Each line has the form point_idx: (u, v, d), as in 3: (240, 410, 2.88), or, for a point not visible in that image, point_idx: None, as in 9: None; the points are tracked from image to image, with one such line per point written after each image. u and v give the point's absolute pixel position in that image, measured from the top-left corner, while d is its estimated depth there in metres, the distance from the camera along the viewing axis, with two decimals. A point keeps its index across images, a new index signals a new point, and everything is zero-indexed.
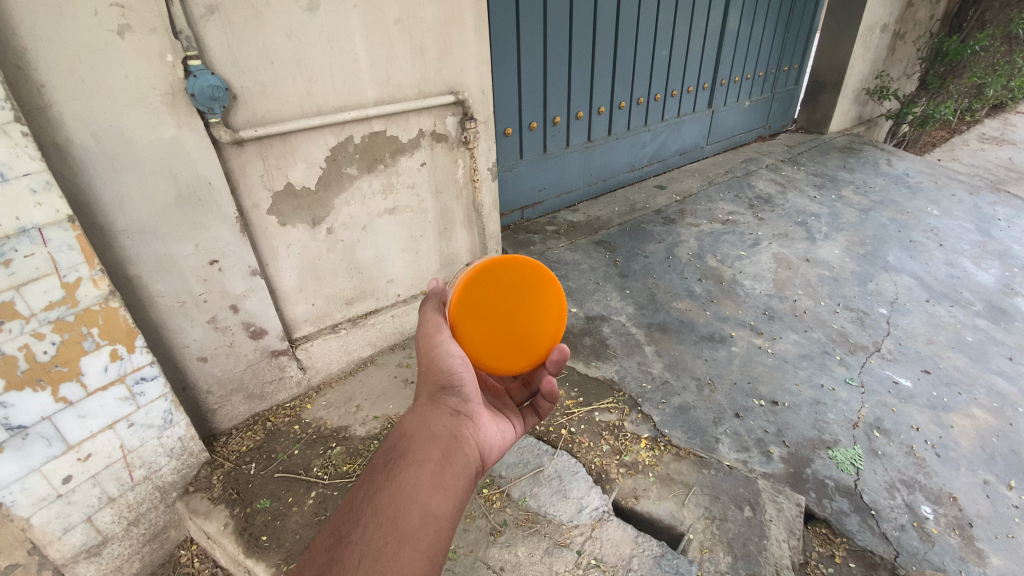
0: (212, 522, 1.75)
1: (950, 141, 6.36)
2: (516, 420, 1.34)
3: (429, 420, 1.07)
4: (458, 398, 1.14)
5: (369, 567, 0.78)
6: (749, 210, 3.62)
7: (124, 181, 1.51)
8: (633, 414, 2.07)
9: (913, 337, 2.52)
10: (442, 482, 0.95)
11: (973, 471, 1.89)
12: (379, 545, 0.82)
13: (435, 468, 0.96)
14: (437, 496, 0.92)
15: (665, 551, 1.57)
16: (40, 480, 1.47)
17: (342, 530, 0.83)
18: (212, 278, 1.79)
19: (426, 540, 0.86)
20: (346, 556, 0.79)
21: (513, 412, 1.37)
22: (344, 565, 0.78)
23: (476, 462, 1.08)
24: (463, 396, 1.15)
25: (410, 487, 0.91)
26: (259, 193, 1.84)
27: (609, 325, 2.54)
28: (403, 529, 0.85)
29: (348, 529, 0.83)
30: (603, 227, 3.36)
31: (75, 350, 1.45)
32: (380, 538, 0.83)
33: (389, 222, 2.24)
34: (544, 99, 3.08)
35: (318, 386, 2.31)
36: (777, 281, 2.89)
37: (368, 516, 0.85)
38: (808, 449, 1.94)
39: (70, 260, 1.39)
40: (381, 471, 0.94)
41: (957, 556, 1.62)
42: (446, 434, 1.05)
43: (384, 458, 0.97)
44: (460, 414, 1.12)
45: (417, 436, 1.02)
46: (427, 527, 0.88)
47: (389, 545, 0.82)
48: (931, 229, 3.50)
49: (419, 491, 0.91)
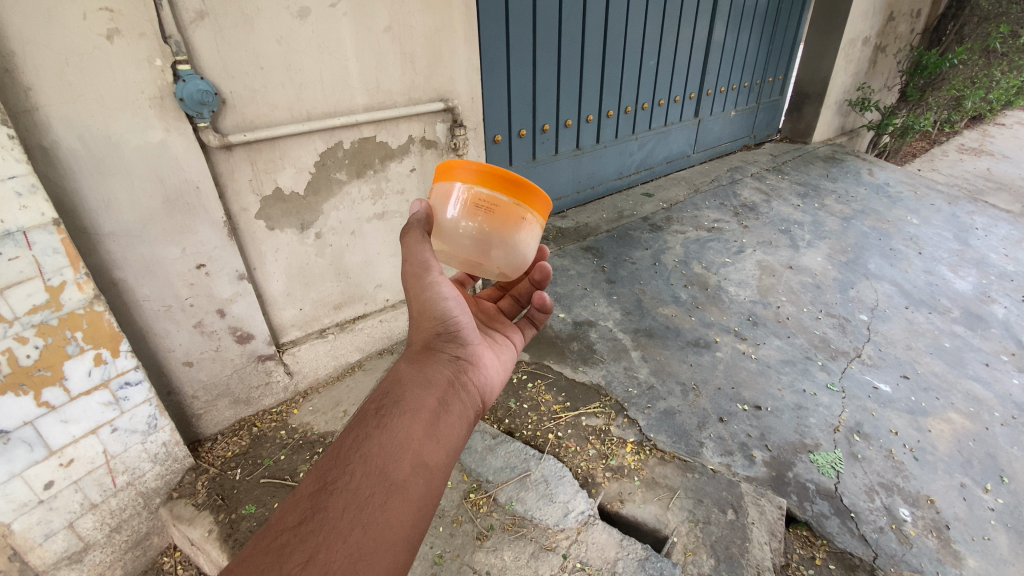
0: (196, 528, 1.74)
1: (930, 152, 6.53)
2: (514, 333, 1.54)
3: (423, 372, 1.14)
4: (455, 344, 1.24)
5: (355, 515, 0.85)
6: (734, 217, 3.68)
7: (111, 185, 1.51)
8: (619, 418, 2.09)
9: (893, 343, 2.58)
10: (435, 433, 1.03)
11: (950, 474, 1.94)
12: (365, 494, 0.89)
13: (429, 419, 1.04)
14: (430, 448, 1.00)
15: (650, 554, 1.59)
16: (21, 486, 1.45)
17: (329, 477, 0.90)
18: (198, 282, 1.79)
19: (414, 490, 0.93)
20: (330, 505, 0.86)
21: (513, 327, 1.56)
22: (328, 514, 0.84)
23: (475, 405, 1.20)
24: (460, 342, 1.25)
25: (401, 438, 0.98)
26: (248, 198, 1.84)
27: (596, 331, 2.57)
28: (391, 477, 0.92)
29: (334, 476, 0.90)
30: (591, 233, 3.40)
31: (58, 354, 1.44)
32: (368, 488, 0.89)
33: (378, 227, 2.25)
34: (533, 107, 3.12)
35: (305, 390, 2.30)
36: (761, 288, 2.94)
37: (357, 464, 0.92)
38: (790, 453, 1.98)
39: (54, 263, 1.39)
40: (373, 418, 1.01)
41: (934, 557, 1.65)
42: (443, 382, 1.14)
43: (376, 406, 1.04)
44: (457, 360, 1.22)
45: (413, 386, 1.10)
46: (417, 476, 0.95)
47: (377, 492, 0.89)
48: (911, 237, 3.58)
49: (411, 440, 0.99)
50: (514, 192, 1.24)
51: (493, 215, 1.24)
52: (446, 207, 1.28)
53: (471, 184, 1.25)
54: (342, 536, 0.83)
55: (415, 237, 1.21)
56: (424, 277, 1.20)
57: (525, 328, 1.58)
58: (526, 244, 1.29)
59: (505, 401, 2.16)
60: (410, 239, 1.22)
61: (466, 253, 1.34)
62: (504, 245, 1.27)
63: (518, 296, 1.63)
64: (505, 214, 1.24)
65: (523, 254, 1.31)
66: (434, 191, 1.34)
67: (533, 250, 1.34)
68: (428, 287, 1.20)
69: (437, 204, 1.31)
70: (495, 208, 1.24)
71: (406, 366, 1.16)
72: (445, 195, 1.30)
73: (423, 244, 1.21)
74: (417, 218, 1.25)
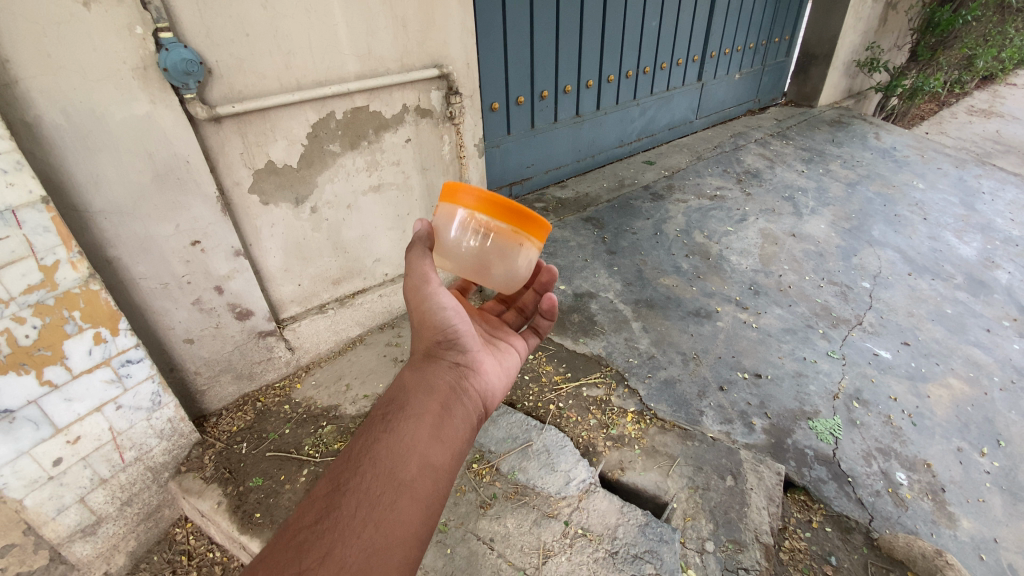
0: (205, 500, 1.77)
1: (938, 114, 6.37)
2: (517, 342, 1.51)
3: (427, 377, 1.14)
4: (456, 351, 1.23)
5: (367, 514, 0.87)
6: (737, 184, 3.62)
7: (99, 161, 1.48)
8: (620, 388, 2.10)
9: (894, 310, 2.56)
10: (441, 435, 1.03)
11: (947, 438, 1.96)
12: (376, 494, 0.90)
13: (433, 422, 1.04)
14: (437, 449, 1.00)
15: (650, 520, 1.62)
16: (30, 463, 1.47)
17: (341, 478, 0.91)
18: (194, 259, 1.77)
19: (422, 488, 0.94)
20: (344, 504, 0.87)
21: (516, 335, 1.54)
22: (342, 512, 0.86)
23: (478, 410, 1.19)
24: (461, 348, 1.24)
25: (408, 440, 0.98)
26: (240, 171, 1.80)
27: (597, 302, 2.55)
28: (399, 478, 0.92)
29: (346, 478, 0.91)
30: (591, 204, 3.35)
31: (57, 333, 1.44)
32: (378, 488, 0.90)
33: (374, 200, 2.21)
34: (532, 72, 3.02)
35: (307, 365, 2.31)
36: (763, 257, 2.91)
37: (367, 466, 0.93)
38: (789, 420, 1.99)
39: (46, 242, 1.37)
40: (380, 422, 1.02)
41: (929, 519, 1.69)
42: (445, 388, 1.13)
43: (383, 410, 1.05)
44: (458, 366, 1.20)
45: (416, 391, 1.09)
46: (424, 476, 0.96)
47: (387, 492, 0.90)
48: (916, 203, 3.53)
49: (417, 442, 0.99)
50: (518, 219, 1.24)
51: (496, 241, 1.27)
52: (450, 226, 1.29)
53: (478, 208, 1.24)
54: (356, 534, 0.84)
55: (418, 254, 1.22)
56: (423, 289, 1.20)
57: (529, 337, 1.55)
58: (524, 267, 1.32)
59: None
60: (413, 255, 1.23)
61: (466, 267, 1.35)
62: (504, 263, 1.30)
63: (523, 307, 1.61)
64: (505, 241, 1.26)
65: (521, 274, 1.34)
66: (439, 206, 1.32)
67: (531, 268, 1.35)
68: (429, 298, 1.20)
69: (440, 222, 1.31)
70: (496, 235, 1.26)
71: (411, 372, 1.16)
72: (448, 216, 1.29)
73: (425, 261, 1.22)
74: (420, 236, 1.25)
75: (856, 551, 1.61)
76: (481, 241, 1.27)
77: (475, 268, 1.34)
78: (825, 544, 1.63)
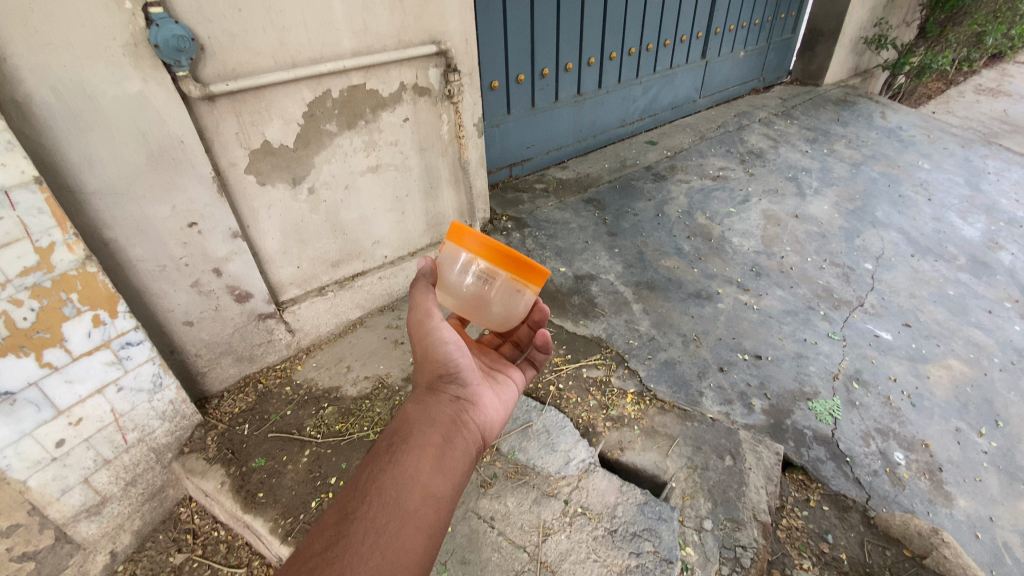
0: (209, 480, 1.79)
1: (945, 93, 6.26)
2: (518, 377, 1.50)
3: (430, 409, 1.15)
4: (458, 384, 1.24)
5: (374, 543, 0.87)
6: (740, 165, 3.57)
7: (92, 141, 1.45)
8: (619, 369, 2.10)
9: (896, 291, 2.55)
10: (444, 466, 1.04)
11: (946, 419, 1.97)
12: (382, 523, 0.90)
13: (437, 452, 1.05)
14: (440, 480, 1.01)
15: (649, 498, 1.63)
16: (33, 444, 1.48)
17: (349, 506, 0.92)
18: (192, 241, 1.75)
19: (426, 519, 0.94)
20: (352, 532, 0.87)
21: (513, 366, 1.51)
22: (350, 540, 0.86)
23: (479, 443, 1.19)
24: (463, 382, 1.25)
25: (413, 470, 0.99)
26: (235, 152, 1.77)
27: (597, 284, 2.54)
28: (404, 508, 0.93)
29: (353, 506, 0.91)
30: (592, 185, 3.31)
31: (55, 316, 1.43)
32: (384, 516, 0.91)
33: (372, 181, 2.18)
34: (532, 49, 2.96)
35: (308, 347, 2.31)
36: (766, 238, 2.89)
37: (374, 495, 0.94)
38: (789, 401, 2.00)
39: (41, 224, 1.35)
40: (386, 452, 1.02)
41: (926, 498, 1.71)
42: (446, 420, 1.13)
43: (388, 441, 1.06)
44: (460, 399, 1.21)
45: (419, 423, 1.10)
46: (428, 506, 0.96)
47: (393, 522, 0.91)
48: (921, 183, 3.49)
49: (421, 473, 0.99)
50: (520, 268, 1.25)
51: (497, 287, 1.29)
52: (455, 265, 1.31)
53: (483, 253, 1.26)
54: (364, 561, 0.84)
55: (423, 289, 1.26)
56: (427, 322, 1.24)
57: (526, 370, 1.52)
58: (523, 309, 1.34)
59: None
60: (418, 290, 1.27)
61: (466, 305, 1.38)
62: (503, 303, 1.32)
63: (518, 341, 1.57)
64: (506, 288, 1.29)
65: (519, 315, 1.36)
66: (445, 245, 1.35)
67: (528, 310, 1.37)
68: (432, 332, 1.24)
69: (445, 261, 1.34)
70: (498, 282, 1.28)
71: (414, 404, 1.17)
72: (453, 256, 1.33)
73: (429, 297, 1.26)
74: (424, 273, 1.28)
75: (853, 529, 1.64)
76: (482, 286, 1.30)
77: (475, 306, 1.36)
78: (822, 522, 1.65)
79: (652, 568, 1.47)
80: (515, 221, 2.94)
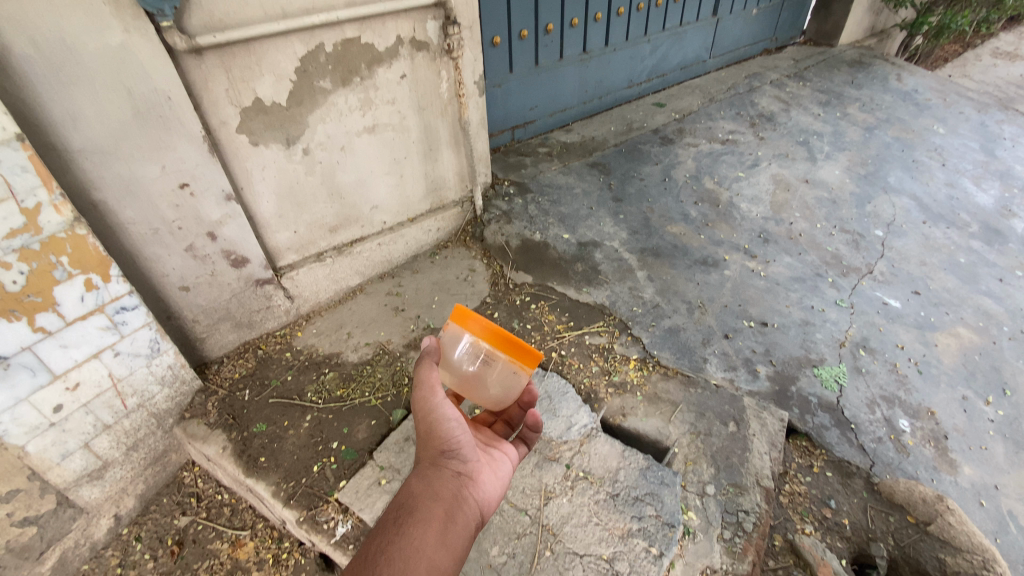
0: (211, 445, 1.80)
1: (962, 56, 6.04)
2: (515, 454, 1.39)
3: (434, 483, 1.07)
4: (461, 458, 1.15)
5: None
6: (750, 128, 3.46)
7: (75, 97, 1.38)
8: (623, 336, 2.08)
9: (906, 259, 2.50)
10: (449, 541, 0.95)
11: (953, 387, 1.95)
12: None
13: (442, 526, 0.97)
14: (446, 555, 0.92)
15: (651, 463, 1.63)
16: (30, 409, 1.46)
17: None
18: (184, 203, 1.70)
19: None
20: None
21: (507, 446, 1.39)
22: None
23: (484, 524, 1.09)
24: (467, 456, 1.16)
25: (419, 545, 0.91)
26: (226, 109, 1.70)
27: (601, 251, 2.49)
28: None
29: None
30: (597, 148, 3.22)
31: (46, 280, 1.39)
32: None
33: (369, 142, 2.10)
34: (535, 4, 2.82)
35: (307, 314, 2.28)
36: (774, 203, 2.82)
37: (380, 569, 0.85)
38: (794, 367, 1.98)
39: (26, 183, 1.30)
40: (390, 527, 0.94)
41: (930, 465, 1.70)
42: (450, 495, 1.05)
43: (392, 515, 0.97)
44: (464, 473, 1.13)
45: (423, 496, 1.02)
46: None
47: None
48: (935, 148, 3.39)
49: (428, 548, 0.91)
50: (520, 358, 1.22)
51: (497, 369, 1.27)
52: (457, 348, 1.28)
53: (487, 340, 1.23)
54: None
55: (427, 368, 1.23)
56: (430, 397, 1.18)
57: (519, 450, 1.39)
58: (521, 393, 1.31)
59: (509, 323, 2.15)
60: (422, 368, 1.23)
61: (465, 383, 1.34)
62: (502, 386, 1.29)
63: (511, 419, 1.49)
64: (505, 370, 1.26)
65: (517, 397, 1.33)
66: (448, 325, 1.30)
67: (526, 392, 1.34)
68: (435, 407, 1.17)
69: (447, 341, 1.30)
70: (498, 365, 1.26)
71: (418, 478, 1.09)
72: (455, 338, 1.29)
73: (433, 376, 1.22)
74: (428, 353, 1.25)
75: (855, 495, 1.65)
76: (482, 366, 1.28)
77: (474, 385, 1.32)
78: (825, 488, 1.66)
79: (654, 531, 1.48)
80: (517, 186, 2.87)
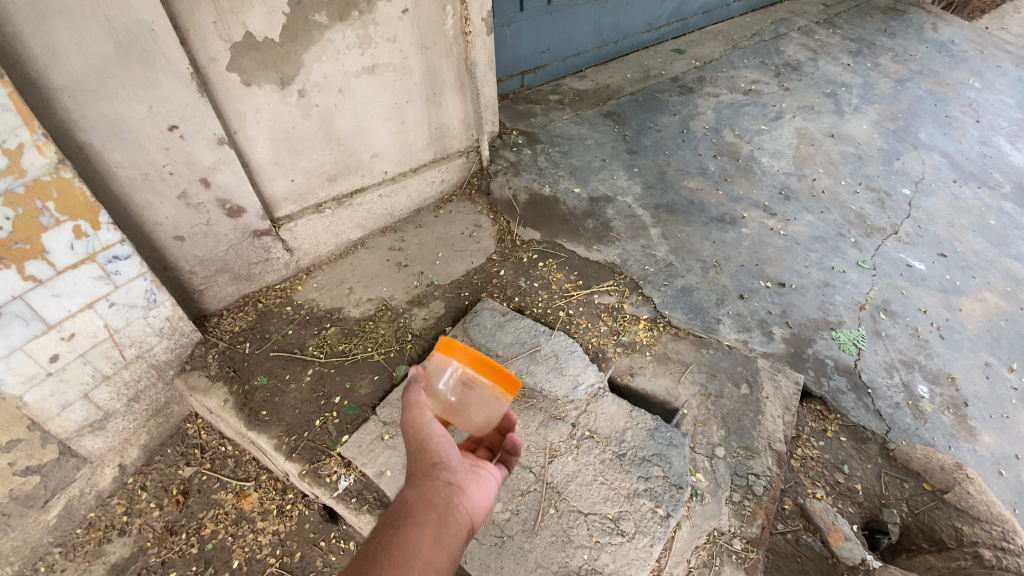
0: (212, 398, 1.77)
1: (1001, 6, 5.64)
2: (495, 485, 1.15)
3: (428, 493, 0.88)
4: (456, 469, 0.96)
5: None
6: (774, 78, 3.26)
7: (53, 28, 1.26)
8: (633, 296, 2.01)
9: (933, 219, 2.38)
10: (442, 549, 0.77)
11: (976, 353, 1.89)
12: None
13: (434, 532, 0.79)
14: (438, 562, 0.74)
15: (659, 424, 1.59)
16: (25, 359, 1.43)
17: None
18: (174, 147, 1.60)
19: None
20: None
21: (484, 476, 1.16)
22: None
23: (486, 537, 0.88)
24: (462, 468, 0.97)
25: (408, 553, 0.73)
26: (214, 45, 1.57)
27: (613, 207, 2.38)
28: None
29: None
30: (611, 97, 3.05)
31: (33, 226, 1.32)
32: None
33: (369, 84, 1.97)
34: None
35: (308, 267, 2.22)
36: (797, 158, 2.68)
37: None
38: (811, 330, 1.91)
39: (5, 122, 1.21)
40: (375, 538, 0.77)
41: (948, 432, 1.67)
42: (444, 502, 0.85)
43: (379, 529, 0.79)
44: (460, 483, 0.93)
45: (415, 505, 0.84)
46: None
47: None
48: (970, 103, 3.19)
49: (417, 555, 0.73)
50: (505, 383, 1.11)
51: (479, 396, 1.15)
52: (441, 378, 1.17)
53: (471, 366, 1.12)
54: None
55: (414, 391, 1.06)
56: (418, 416, 1.01)
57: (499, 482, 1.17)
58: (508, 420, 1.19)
59: (515, 280, 2.08)
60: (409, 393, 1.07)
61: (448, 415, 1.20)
62: (486, 414, 1.17)
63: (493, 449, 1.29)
64: (488, 396, 1.15)
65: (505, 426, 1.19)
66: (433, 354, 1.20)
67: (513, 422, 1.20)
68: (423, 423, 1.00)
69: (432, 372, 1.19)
70: (479, 391, 1.15)
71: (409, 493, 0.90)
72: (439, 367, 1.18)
73: (420, 399, 1.05)
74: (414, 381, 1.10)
75: (870, 461, 1.62)
76: (464, 394, 1.17)
77: (458, 416, 1.20)
78: (839, 453, 1.63)
79: (661, 492, 1.46)
80: (526, 136, 2.73)
